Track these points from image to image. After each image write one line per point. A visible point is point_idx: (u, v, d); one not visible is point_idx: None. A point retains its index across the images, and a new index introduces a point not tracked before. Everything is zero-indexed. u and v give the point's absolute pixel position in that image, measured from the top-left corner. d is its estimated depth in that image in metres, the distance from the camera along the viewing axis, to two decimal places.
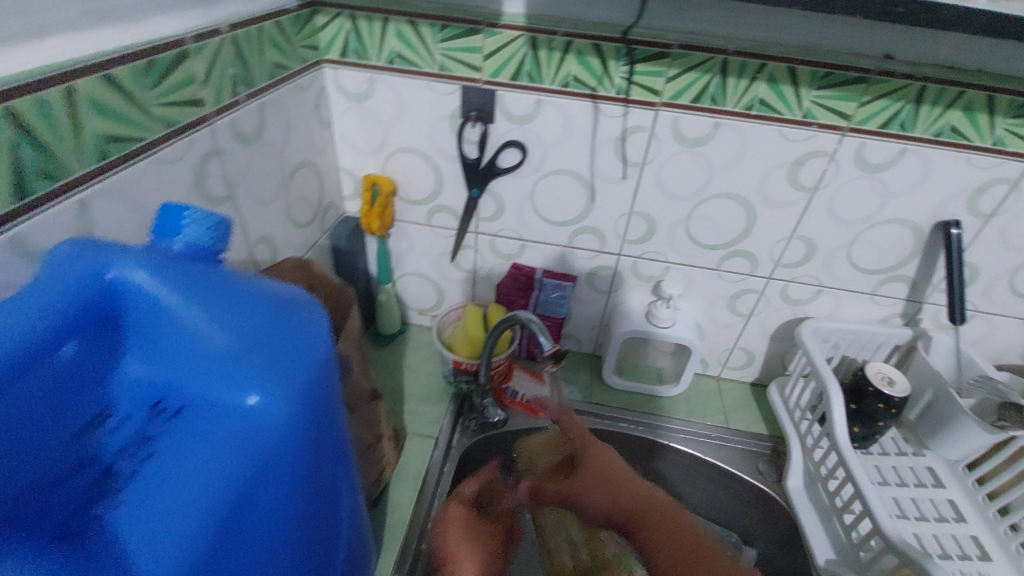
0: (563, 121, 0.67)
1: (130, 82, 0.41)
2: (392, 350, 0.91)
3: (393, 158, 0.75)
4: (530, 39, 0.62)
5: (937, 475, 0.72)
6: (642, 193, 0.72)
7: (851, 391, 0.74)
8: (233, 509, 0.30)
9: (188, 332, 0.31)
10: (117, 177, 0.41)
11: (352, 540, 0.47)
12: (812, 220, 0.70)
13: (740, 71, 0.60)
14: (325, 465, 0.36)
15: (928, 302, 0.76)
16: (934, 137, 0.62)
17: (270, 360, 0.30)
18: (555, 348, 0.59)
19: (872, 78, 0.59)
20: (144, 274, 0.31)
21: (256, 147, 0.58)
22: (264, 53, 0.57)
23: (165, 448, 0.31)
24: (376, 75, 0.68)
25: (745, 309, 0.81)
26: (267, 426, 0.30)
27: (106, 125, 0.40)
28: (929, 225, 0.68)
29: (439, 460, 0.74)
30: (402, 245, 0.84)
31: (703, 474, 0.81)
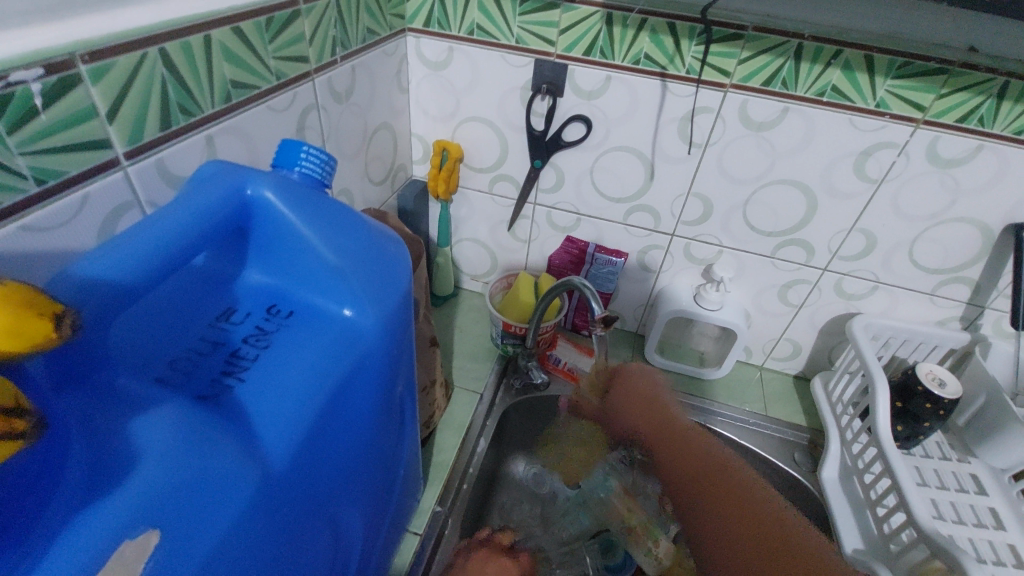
0: (630, 98, 0.69)
1: (252, 35, 0.47)
2: (444, 310, 0.96)
3: (464, 126, 0.79)
4: (607, 16, 0.64)
5: (981, 482, 0.71)
6: (702, 174, 0.73)
7: (898, 389, 0.74)
8: (334, 402, 0.34)
9: (305, 247, 0.35)
10: (237, 119, 0.47)
11: (409, 460, 0.52)
12: (874, 214, 0.70)
13: (815, 57, 0.61)
14: (399, 378, 0.41)
15: (990, 308, 0.74)
16: (1014, 135, 0.60)
17: (368, 281, 0.35)
18: (606, 314, 0.61)
19: (954, 70, 0.58)
20: (270, 194, 0.35)
21: (345, 105, 0.63)
22: (359, 18, 0.61)
23: (281, 340, 0.34)
24: (456, 45, 0.72)
25: (796, 299, 0.81)
26: (365, 333, 0.35)
27: (232, 70, 0.45)
28: (1000, 227, 0.67)
29: (483, 413, 0.79)
30: (463, 211, 0.89)
31: (736, 457, 0.82)
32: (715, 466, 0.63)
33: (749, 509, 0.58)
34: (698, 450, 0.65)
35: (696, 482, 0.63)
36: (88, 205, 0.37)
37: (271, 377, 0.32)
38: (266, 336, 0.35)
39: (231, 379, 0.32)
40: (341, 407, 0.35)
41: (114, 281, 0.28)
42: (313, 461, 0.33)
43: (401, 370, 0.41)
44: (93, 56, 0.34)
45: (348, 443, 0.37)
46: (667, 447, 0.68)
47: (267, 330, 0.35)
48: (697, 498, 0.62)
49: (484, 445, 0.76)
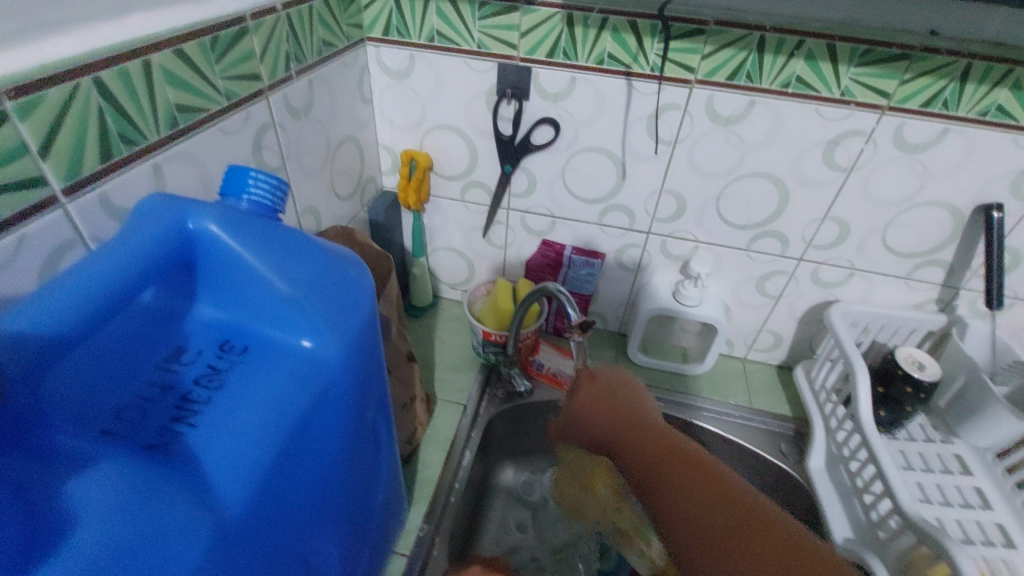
0: (596, 99, 0.69)
1: (198, 57, 0.45)
2: (424, 321, 0.94)
3: (431, 134, 0.78)
4: (567, 16, 0.63)
5: (965, 462, 0.72)
6: (673, 171, 0.73)
7: (880, 375, 0.74)
8: (295, 440, 0.33)
9: (255, 279, 0.34)
10: (183, 146, 0.45)
11: (389, 482, 0.51)
12: (846, 202, 0.70)
13: (777, 48, 0.60)
14: (369, 404, 0.40)
15: (965, 289, 0.74)
16: (979, 116, 0.60)
17: (328, 308, 0.34)
18: (582, 319, 0.61)
19: (916, 55, 0.58)
20: (213, 227, 0.34)
21: (305, 121, 0.61)
22: (314, 30, 0.60)
23: (235, 379, 0.33)
24: (417, 53, 0.70)
25: (773, 291, 0.81)
26: (325, 364, 0.34)
27: (177, 94, 0.43)
28: (970, 208, 0.67)
29: (467, 425, 0.77)
30: (436, 220, 0.88)
31: (723, 452, 0.82)
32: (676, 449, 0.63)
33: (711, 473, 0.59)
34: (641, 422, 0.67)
35: (663, 467, 0.61)
36: (27, 246, 0.35)
37: (225, 420, 0.31)
38: (219, 376, 0.33)
39: (181, 425, 0.30)
40: (302, 444, 0.33)
41: (45, 335, 0.27)
42: (276, 503, 0.32)
43: (371, 395, 0.40)
44: (17, 91, 0.32)
45: (315, 479, 0.35)
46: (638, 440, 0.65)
47: (219, 369, 0.33)
48: (673, 486, 0.59)
49: (470, 457, 0.75)
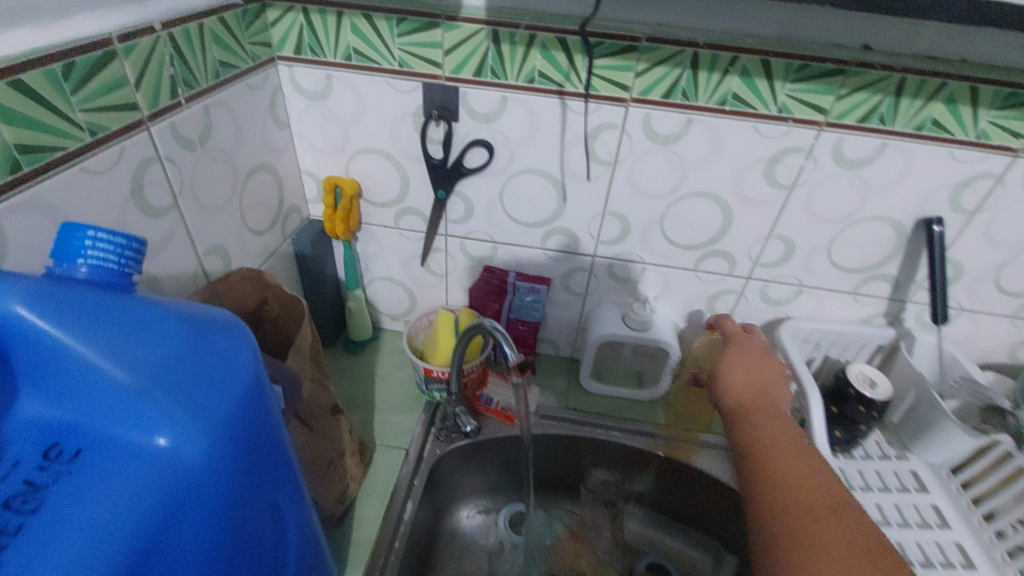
0: (529, 119, 0.64)
1: (47, 88, 0.38)
2: (364, 357, 0.88)
3: (357, 158, 0.72)
4: (492, 32, 0.59)
5: (921, 479, 0.71)
6: (615, 192, 0.69)
7: (833, 394, 0.72)
8: (139, 565, 0.27)
9: (86, 367, 0.27)
10: (26, 195, 0.38)
11: (304, 563, 0.45)
12: (790, 218, 0.68)
13: (712, 65, 0.57)
14: (260, 492, 0.34)
15: (911, 301, 0.73)
16: (914, 131, 0.59)
17: (186, 392, 0.28)
18: (520, 358, 0.58)
19: (850, 70, 0.56)
20: (24, 308, 0.27)
21: (203, 152, 0.55)
22: (207, 51, 0.53)
23: (58, 499, 0.27)
24: (334, 73, 0.65)
25: (724, 310, 0.79)
26: (182, 465, 0.28)
27: (16, 133, 0.36)
28: (911, 222, 0.66)
29: (408, 474, 0.71)
30: (371, 249, 0.82)
31: (683, 482, 0.78)
32: (810, 494, 0.43)
33: (821, 502, 0.42)
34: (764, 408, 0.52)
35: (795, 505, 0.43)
36: None
37: (38, 554, 0.25)
38: (38, 494, 0.27)
39: None
40: (151, 566, 0.28)
41: None
42: None
43: (262, 483, 0.34)
44: None
45: None
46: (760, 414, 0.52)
47: (40, 485, 0.27)
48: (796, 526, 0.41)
49: (412, 510, 0.69)
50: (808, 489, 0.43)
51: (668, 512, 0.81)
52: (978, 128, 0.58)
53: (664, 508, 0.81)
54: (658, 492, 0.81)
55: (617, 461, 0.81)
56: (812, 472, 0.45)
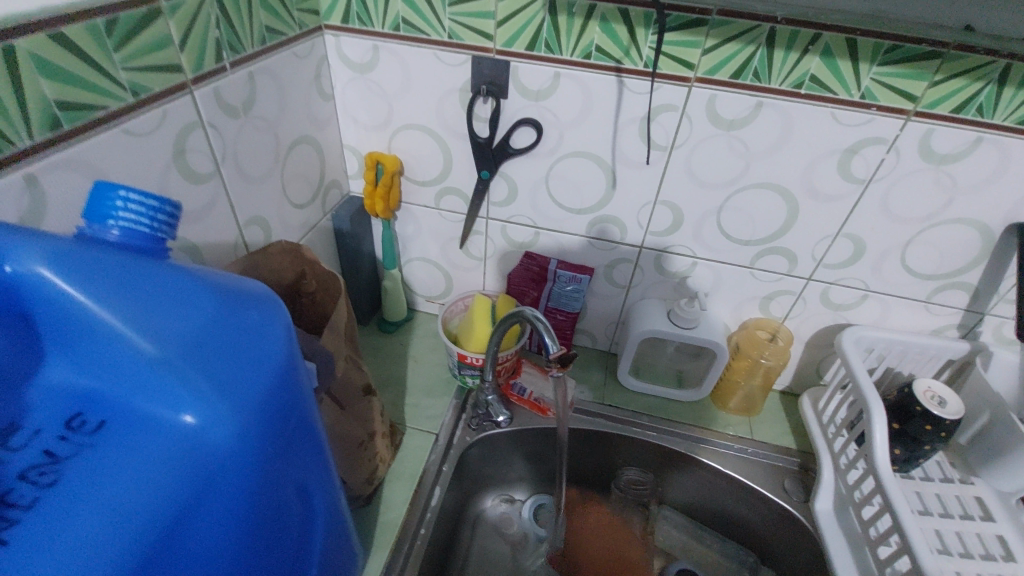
0: (583, 97, 0.61)
1: (90, 44, 0.37)
2: (397, 337, 0.87)
3: (400, 134, 0.70)
4: (549, 3, 0.55)
5: (988, 507, 0.65)
6: (670, 180, 0.65)
7: (895, 409, 0.67)
8: (160, 549, 0.26)
9: (113, 336, 0.26)
10: (68, 152, 0.37)
11: (330, 550, 0.44)
12: (862, 217, 0.62)
13: (790, 43, 0.52)
14: (287, 476, 0.32)
15: (990, 314, 0.67)
16: (1016, 125, 0.53)
17: (217, 370, 0.27)
18: (561, 352, 0.56)
19: (948, 54, 0.50)
20: (52, 270, 0.25)
21: (247, 121, 0.53)
22: (254, 15, 0.51)
23: (79, 473, 0.25)
24: (381, 43, 0.62)
25: (779, 311, 0.74)
26: (209, 444, 0.26)
27: (58, 89, 0.35)
28: (1001, 227, 0.60)
29: (436, 460, 0.70)
30: (409, 229, 0.80)
31: (722, 489, 0.74)
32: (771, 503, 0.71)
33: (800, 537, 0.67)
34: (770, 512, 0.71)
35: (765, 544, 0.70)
36: None
37: (55, 533, 0.24)
38: (56, 467, 0.25)
39: None
40: (174, 550, 0.26)
41: None
42: None
43: (289, 468, 0.32)
44: None
45: None
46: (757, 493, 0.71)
47: (59, 457, 0.25)
48: None
49: (439, 496, 0.67)
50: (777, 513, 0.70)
51: (702, 519, 0.78)
52: None
53: (698, 514, 0.78)
54: (694, 497, 0.77)
55: (653, 463, 0.77)
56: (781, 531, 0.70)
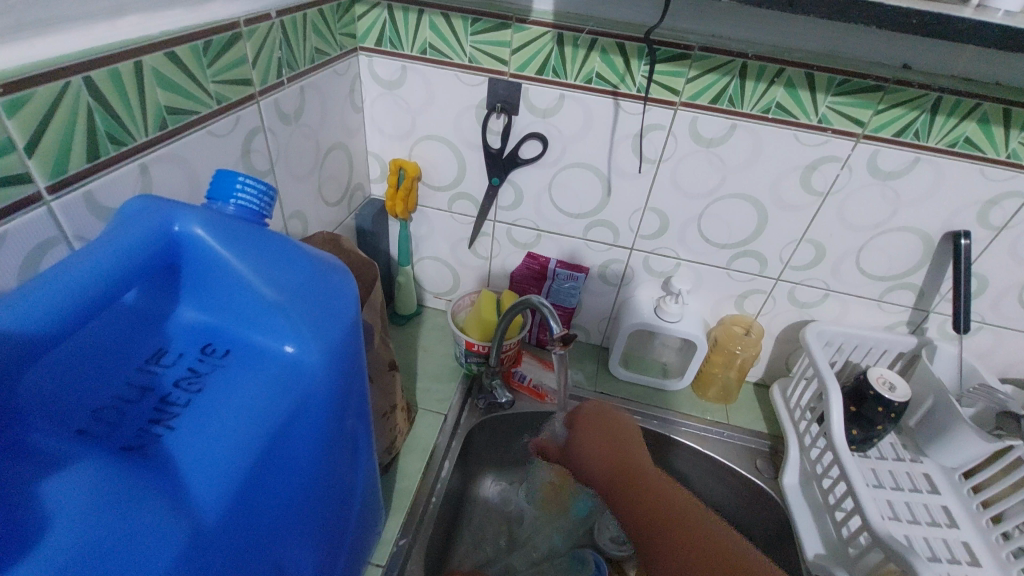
0: (584, 116, 0.70)
1: (190, 61, 0.45)
2: (407, 330, 0.94)
3: (420, 144, 0.79)
4: (558, 36, 0.65)
5: (933, 481, 0.74)
6: (657, 189, 0.74)
7: (852, 394, 0.76)
8: (273, 446, 0.34)
9: (238, 285, 0.34)
10: (169, 148, 0.45)
11: (367, 496, 0.51)
12: (822, 225, 0.72)
13: (759, 75, 0.62)
14: (348, 411, 0.40)
15: (934, 312, 0.77)
16: (947, 147, 0.63)
17: (312, 315, 0.35)
18: (564, 332, 0.64)
19: (890, 87, 0.60)
20: (200, 230, 0.34)
21: (295, 127, 0.62)
22: (307, 38, 0.60)
23: (215, 385, 0.34)
24: (409, 65, 0.71)
25: (752, 308, 0.83)
26: (306, 371, 0.35)
27: (169, 97, 0.44)
28: (938, 235, 0.70)
29: (446, 437, 0.77)
30: (422, 230, 0.88)
31: (703, 469, 0.83)
32: (751, 489, 0.79)
33: (771, 513, 0.76)
34: (750, 496, 0.79)
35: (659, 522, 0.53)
36: (7, 244, 0.35)
37: (204, 426, 0.32)
38: (199, 379, 0.34)
39: (159, 427, 0.31)
40: (280, 450, 0.35)
41: (26, 333, 0.26)
42: (249, 510, 0.33)
43: (350, 404, 0.40)
44: (10, 88, 0.32)
45: (288, 484, 0.36)
46: (740, 481, 0.79)
47: (201, 372, 0.34)
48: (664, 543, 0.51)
49: (449, 469, 0.75)
50: (753, 495, 0.79)
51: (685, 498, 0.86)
52: (1009, 147, 0.61)
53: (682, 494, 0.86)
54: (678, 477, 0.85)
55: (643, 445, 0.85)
56: (754, 509, 0.79)
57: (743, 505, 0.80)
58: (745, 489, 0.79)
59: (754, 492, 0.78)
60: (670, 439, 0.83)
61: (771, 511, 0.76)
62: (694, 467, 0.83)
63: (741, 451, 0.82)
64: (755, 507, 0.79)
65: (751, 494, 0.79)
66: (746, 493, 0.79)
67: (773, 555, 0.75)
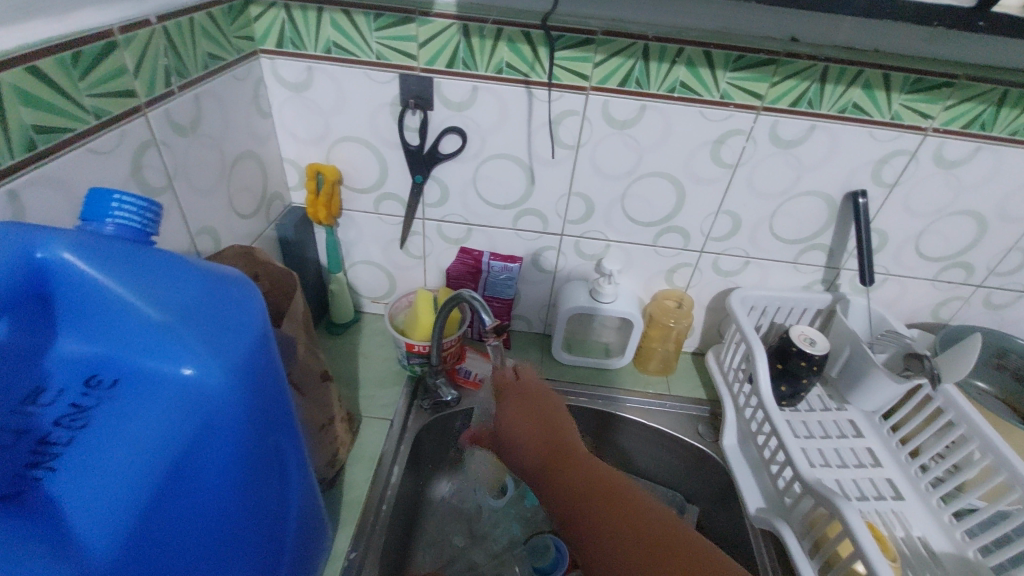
0: (499, 107, 0.70)
1: (57, 74, 0.42)
2: (346, 338, 0.92)
3: (337, 147, 0.77)
4: (463, 27, 0.64)
5: (857, 426, 0.79)
6: (578, 174, 0.75)
7: (778, 353, 0.80)
8: (171, 478, 0.33)
9: (122, 308, 0.32)
10: (41, 170, 0.42)
11: (306, 512, 0.49)
12: (736, 196, 0.75)
13: (661, 55, 0.64)
14: (268, 430, 0.39)
15: (844, 268, 0.82)
16: (839, 113, 0.67)
17: (207, 332, 0.33)
18: (497, 323, 0.64)
19: (781, 60, 0.63)
20: (71, 254, 0.32)
21: (194, 138, 0.59)
22: (197, 44, 0.57)
23: (102, 418, 0.32)
24: (314, 65, 0.69)
25: (682, 282, 0.86)
26: (207, 392, 0.33)
27: (35, 114, 0.41)
28: (840, 196, 0.74)
29: (393, 443, 0.76)
30: (350, 234, 0.86)
31: (650, 440, 0.85)
32: (694, 453, 0.82)
33: (714, 473, 0.80)
34: (694, 459, 0.82)
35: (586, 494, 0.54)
36: None
37: (92, 463, 0.31)
38: (84, 414, 0.32)
39: (40, 470, 0.30)
40: (182, 480, 0.34)
41: None
42: (152, 541, 0.33)
43: (268, 421, 0.38)
44: None
45: (200, 512, 0.35)
46: (684, 447, 0.83)
47: (85, 407, 0.32)
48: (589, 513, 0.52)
49: (398, 474, 0.73)
50: (697, 459, 0.82)
51: (636, 471, 0.88)
52: (892, 109, 0.66)
53: (633, 467, 0.88)
54: (627, 452, 0.88)
55: (592, 426, 0.87)
56: (699, 471, 0.82)
57: (689, 470, 0.84)
58: (688, 453, 0.83)
59: (698, 456, 0.82)
60: (615, 416, 0.85)
61: (715, 473, 0.80)
62: (640, 438, 0.86)
63: (682, 418, 0.85)
64: (700, 470, 0.82)
65: (695, 458, 0.82)
66: (691, 458, 0.83)
67: (720, 514, 0.79)
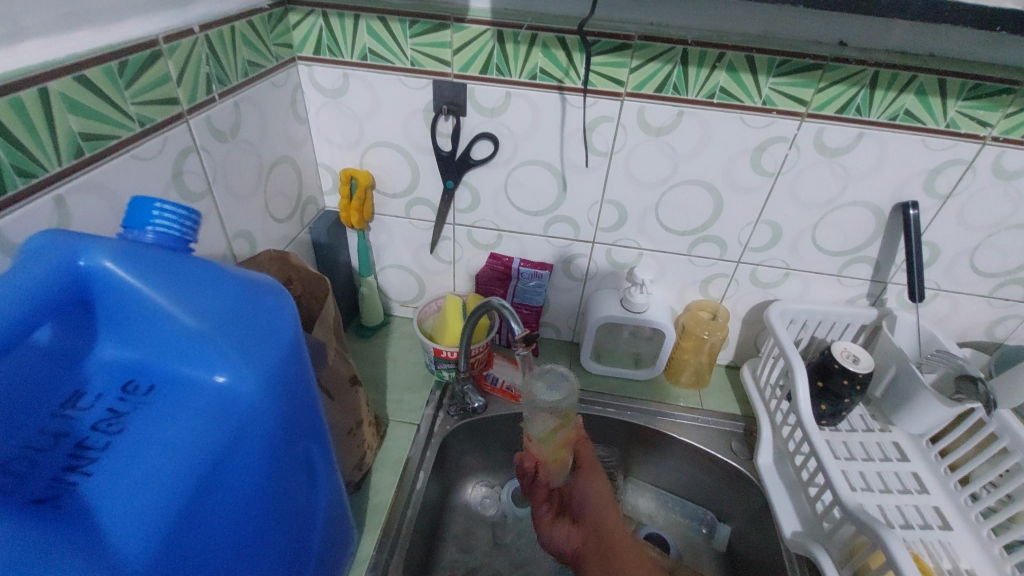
0: (532, 113, 0.69)
1: (104, 82, 0.43)
2: (375, 341, 0.93)
3: (371, 152, 0.77)
4: (497, 33, 0.64)
5: (902, 449, 0.75)
6: (612, 181, 0.74)
7: (819, 369, 0.76)
8: (205, 483, 0.33)
9: (159, 316, 0.33)
10: (86, 177, 0.43)
11: (332, 517, 0.49)
12: (777, 205, 0.73)
13: (700, 61, 0.62)
14: (296, 438, 0.39)
15: (892, 282, 0.78)
16: (889, 120, 0.64)
17: (241, 341, 0.34)
18: (526, 332, 0.63)
19: (828, 65, 0.61)
20: (112, 263, 0.33)
21: (233, 144, 0.60)
22: (237, 51, 0.58)
23: (137, 424, 0.33)
24: (350, 72, 0.70)
25: (717, 293, 0.84)
26: (238, 400, 0.33)
27: (83, 123, 0.42)
28: (888, 207, 0.71)
29: (419, 447, 0.76)
30: (382, 238, 0.87)
31: (681, 456, 0.83)
32: (729, 471, 0.79)
33: (747, 495, 0.77)
34: (727, 478, 0.80)
35: None
36: None
37: (126, 469, 0.31)
38: (120, 420, 0.33)
39: (75, 475, 0.30)
40: (215, 486, 0.34)
41: None
42: (183, 547, 0.32)
43: (296, 430, 0.39)
44: None
45: (232, 516, 0.35)
46: (717, 466, 0.80)
47: (122, 412, 0.33)
48: None
49: (424, 479, 0.73)
50: (729, 478, 0.80)
51: (665, 486, 0.87)
52: (948, 117, 0.62)
53: (662, 482, 0.87)
54: (657, 466, 0.86)
55: (622, 438, 0.85)
56: (729, 492, 0.80)
57: (722, 489, 0.81)
58: (721, 472, 0.80)
59: (732, 475, 0.79)
60: (645, 430, 0.83)
61: (750, 495, 0.77)
62: (671, 453, 0.83)
63: (717, 435, 0.82)
64: (733, 489, 0.80)
65: (728, 476, 0.80)
66: (723, 476, 0.80)
67: (753, 535, 0.76)
